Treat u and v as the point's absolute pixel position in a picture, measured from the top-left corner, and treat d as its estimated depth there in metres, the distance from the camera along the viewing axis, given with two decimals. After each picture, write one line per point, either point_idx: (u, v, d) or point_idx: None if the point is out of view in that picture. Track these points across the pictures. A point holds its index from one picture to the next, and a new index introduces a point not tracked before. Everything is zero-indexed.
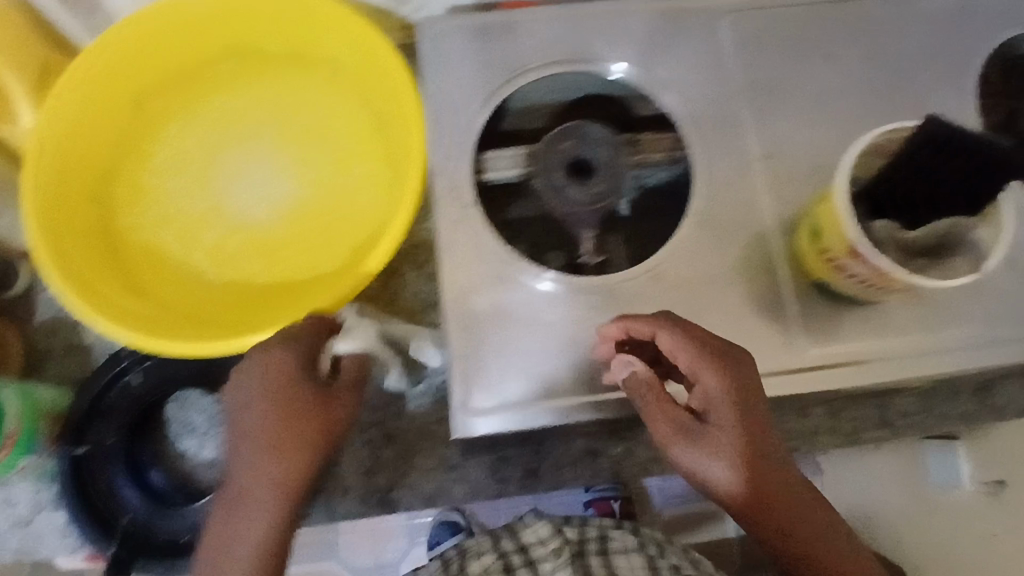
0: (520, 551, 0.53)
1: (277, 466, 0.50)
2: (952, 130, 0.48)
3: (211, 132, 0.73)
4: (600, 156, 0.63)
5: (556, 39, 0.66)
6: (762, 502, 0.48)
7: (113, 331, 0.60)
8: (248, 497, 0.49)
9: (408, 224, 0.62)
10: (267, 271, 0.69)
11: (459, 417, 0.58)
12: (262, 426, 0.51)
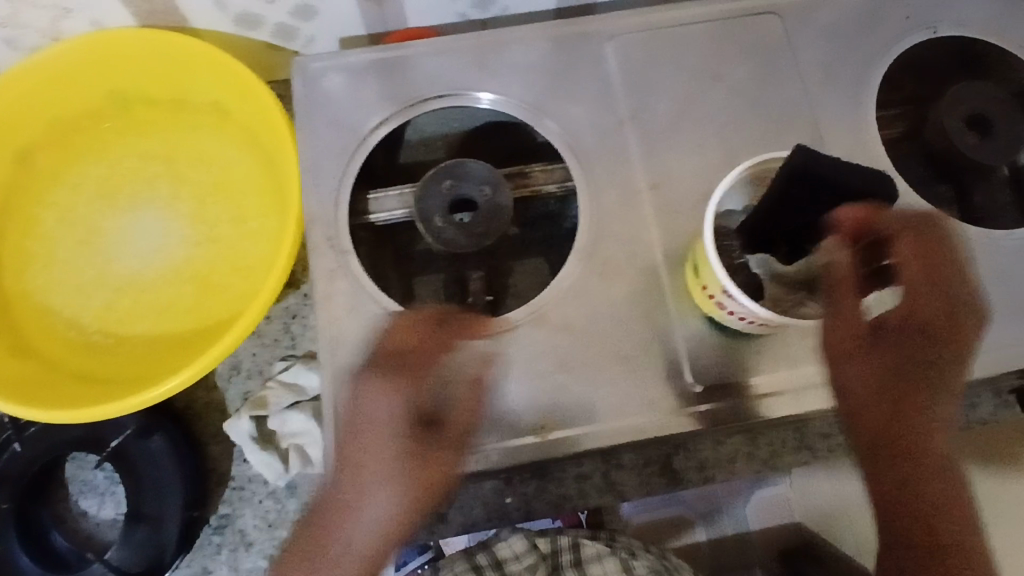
0: (496, 565, 0.74)
1: (394, 461, 0.55)
2: (826, 164, 0.50)
3: (105, 187, 0.76)
4: (481, 195, 0.61)
5: (436, 73, 0.64)
6: (882, 418, 0.51)
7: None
8: (382, 482, 0.55)
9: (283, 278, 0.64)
10: (160, 324, 0.72)
11: (338, 476, 0.56)
12: (396, 415, 0.55)
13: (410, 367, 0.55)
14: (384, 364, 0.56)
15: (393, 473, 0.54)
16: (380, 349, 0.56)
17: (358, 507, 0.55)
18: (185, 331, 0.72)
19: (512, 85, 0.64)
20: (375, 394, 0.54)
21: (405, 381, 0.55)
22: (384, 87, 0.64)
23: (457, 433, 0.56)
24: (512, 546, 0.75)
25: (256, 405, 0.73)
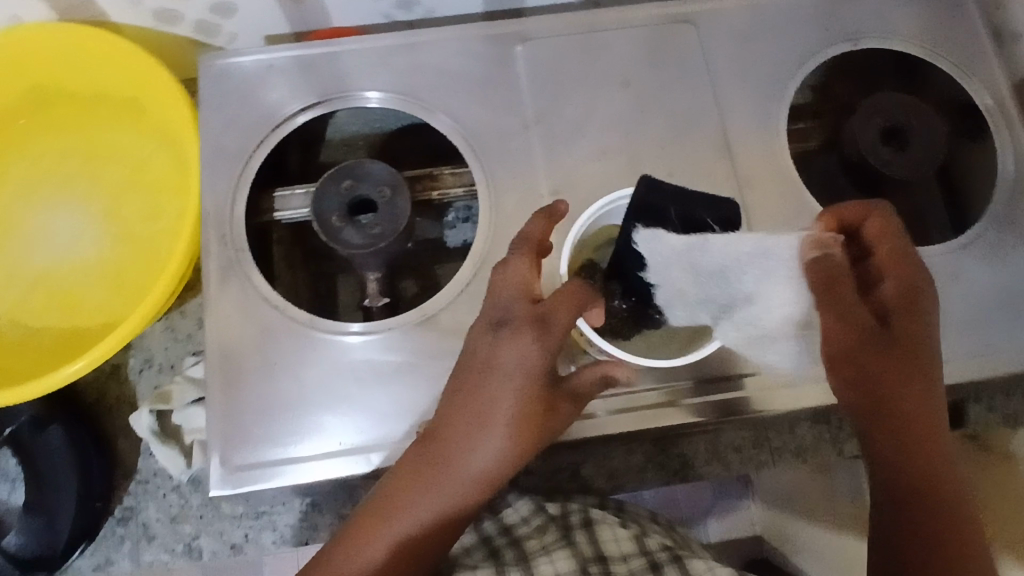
0: (503, 532, 0.61)
1: (512, 432, 0.49)
2: (667, 193, 0.54)
3: (19, 180, 0.72)
4: (379, 196, 0.61)
5: (343, 75, 0.65)
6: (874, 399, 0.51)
7: None
8: (468, 448, 0.49)
9: (179, 269, 0.62)
10: (65, 317, 0.69)
11: (219, 473, 0.56)
12: (520, 384, 0.49)
13: (553, 321, 0.49)
14: (517, 317, 0.49)
15: (507, 431, 0.49)
16: (519, 303, 0.50)
17: (462, 461, 0.49)
18: (94, 327, 0.68)
19: (421, 88, 0.65)
20: (517, 342, 0.48)
21: (554, 336, 0.49)
22: (295, 86, 0.65)
23: (574, 388, 0.53)
24: (517, 509, 0.62)
25: (158, 399, 0.66)
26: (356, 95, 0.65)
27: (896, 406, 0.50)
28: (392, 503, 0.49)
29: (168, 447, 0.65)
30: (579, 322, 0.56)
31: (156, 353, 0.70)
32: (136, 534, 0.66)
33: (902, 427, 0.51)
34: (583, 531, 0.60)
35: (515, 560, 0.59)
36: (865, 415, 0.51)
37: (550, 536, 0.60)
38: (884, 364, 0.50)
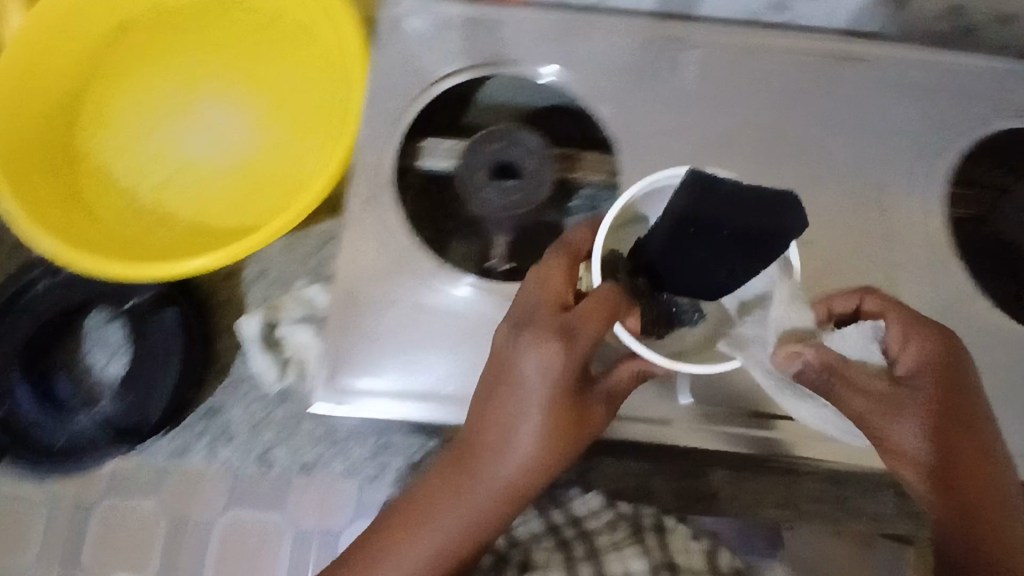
0: (573, 523, 0.62)
1: (540, 443, 0.49)
2: (716, 202, 0.44)
3: (184, 76, 0.73)
4: (528, 165, 0.61)
5: (518, 43, 0.66)
6: (948, 474, 0.47)
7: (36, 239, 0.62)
8: (497, 456, 0.50)
9: (320, 197, 0.63)
10: (197, 215, 0.71)
11: (322, 391, 0.58)
12: (546, 395, 0.48)
13: (578, 333, 0.46)
14: (542, 325, 0.47)
15: (533, 443, 0.49)
16: (545, 309, 0.48)
17: (492, 470, 0.50)
18: (220, 231, 0.69)
19: (590, 72, 0.66)
20: (541, 352, 0.47)
21: (578, 349, 0.47)
22: (467, 42, 0.66)
23: (608, 392, 0.51)
24: (587, 502, 0.63)
25: (269, 309, 0.68)
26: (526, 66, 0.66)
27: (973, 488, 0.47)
28: (425, 503, 0.51)
29: (268, 355, 0.67)
30: (619, 329, 0.48)
31: (273, 268, 0.73)
32: (216, 432, 0.69)
33: (974, 507, 0.47)
34: (654, 535, 0.61)
35: (585, 553, 0.59)
36: (942, 489, 0.47)
37: (619, 530, 0.61)
38: (954, 438, 0.47)
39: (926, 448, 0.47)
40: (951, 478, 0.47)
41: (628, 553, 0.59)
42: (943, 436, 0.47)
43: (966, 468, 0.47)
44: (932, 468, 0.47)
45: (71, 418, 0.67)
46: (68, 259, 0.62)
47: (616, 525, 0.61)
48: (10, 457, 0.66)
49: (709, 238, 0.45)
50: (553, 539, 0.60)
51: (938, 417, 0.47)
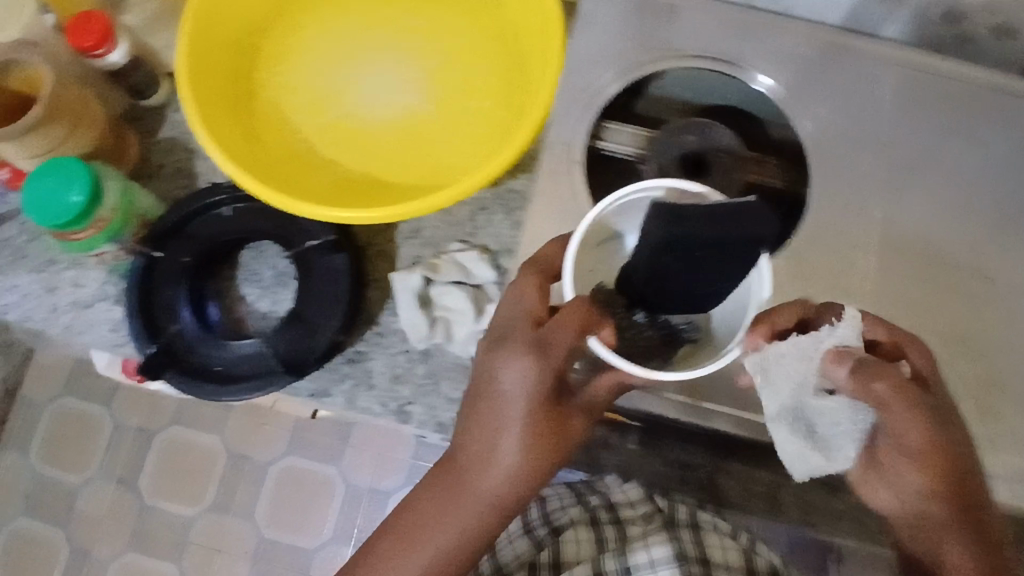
0: (609, 507, 0.73)
1: (526, 457, 0.51)
2: (693, 224, 0.45)
3: (363, 26, 0.74)
4: (721, 160, 0.61)
5: (713, 36, 0.65)
6: (959, 490, 0.49)
7: (223, 163, 0.61)
8: (484, 471, 0.52)
9: (514, 157, 0.59)
10: (367, 165, 0.70)
11: None
12: (522, 409, 0.50)
13: (552, 347, 0.48)
14: (519, 342, 0.49)
15: (517, 456, 0.51)
16: (522, 328, 0.50)
17: (478, 485, 0.52)
18: (389, 186, 0.69)
19: (785, 74, 0.65)
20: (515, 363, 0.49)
21: (552, 361, 0.49)
22: (662, 29, 0.65)
23: (588, 403, 0.53)
24: (625, 492, 0.74)
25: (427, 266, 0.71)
26: (724, 59, 0.65)
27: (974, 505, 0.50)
28: (418, 523, 0.53)
29: (421, 312, 0.69)
30: (591, 341, 0.47)
31: (427, 228, 0.73)
32: (357, 379, 0.69)
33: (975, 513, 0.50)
34: (687, 529, 0.70)
35: (617, 543, 0.69)
36: (953, 497, 0.49)
37: (652, 523, 0.70)
38: (960, 464, 0.49)
39: (942, 480, 0.49)
40: (958, 491, 0.49)
41: (652, 543, 0.66)
42: (961, 463, 0.49)
43: (971, 487, 0.50)
44: (937, 483, 0.49)
45: (229, 343, 0.65)
46: (253, 188, 0.61)
47: (651, 518, 0.70)
48: (162, 372, 0.64)
49: (687, 260, 0.46)
50: (588, 525, 0.71)
51: (942, 453, 0.48)
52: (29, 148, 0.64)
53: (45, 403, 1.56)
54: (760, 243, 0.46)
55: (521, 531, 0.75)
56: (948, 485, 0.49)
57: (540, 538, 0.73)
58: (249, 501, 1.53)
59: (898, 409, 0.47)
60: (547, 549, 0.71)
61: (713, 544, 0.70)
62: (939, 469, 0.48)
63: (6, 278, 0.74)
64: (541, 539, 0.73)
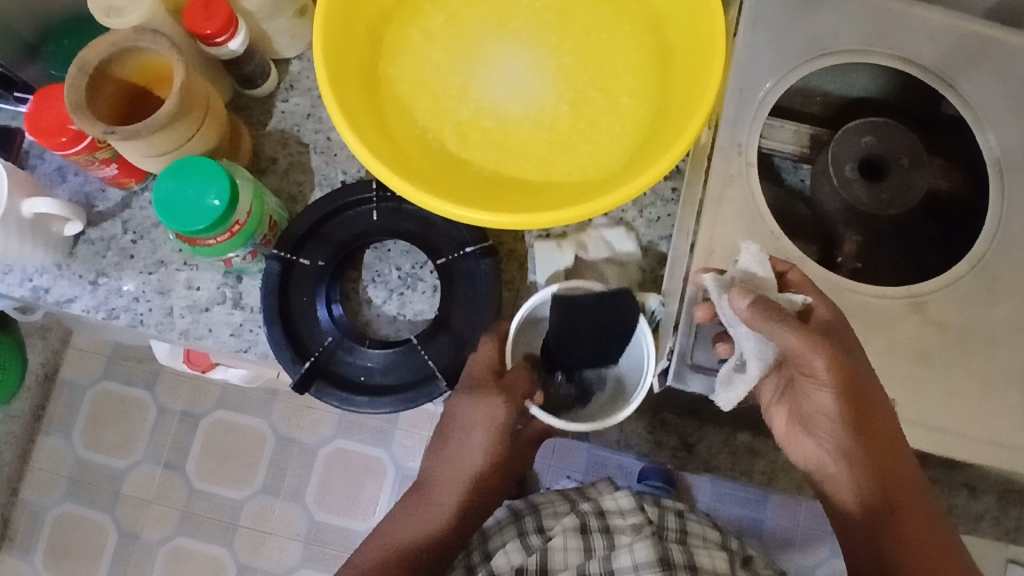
0: (601, 514, 0.73)
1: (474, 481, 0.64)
2: (584, 305, 0.58)
3: (491, 16, 0.71)
4: (899, 165, 0.59)
5: (870, 29, 0.61)
6: (862, 424, 0.54)
7: (364, 155, 0.58)
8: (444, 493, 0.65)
9: (680, 157, 0.55)
10: (499, 164, 0.67)
11: (674, 366, 0.58)
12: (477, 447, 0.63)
13: (512, 386, 0.59)
14: (485, 386, 0.59)
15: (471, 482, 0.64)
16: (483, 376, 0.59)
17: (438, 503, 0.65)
18: (525, 182, 0.66)
19: (957, 72, 0.61)
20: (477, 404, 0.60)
21: (512, 402, 0.60)
22: (828, 22, 0.61)
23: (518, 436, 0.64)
24: (617, 501, 0.74)
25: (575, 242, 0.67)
26: (878, 52, 0.61)
27: (881, 434, 0.54)
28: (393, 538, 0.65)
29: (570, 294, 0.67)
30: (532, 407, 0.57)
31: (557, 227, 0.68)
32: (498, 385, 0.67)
33: (877, 450, 0.55)
34: (677, 538, 0.73)
35: (604, 546, 0.69)
36: (856, 428, 0.54)
37: (640, 534, 0.70)
38: (866, 396, 0.53)
39: (844, 409, 0.53)
40: (860, 420, 0.54)
41: (636, 545, 0.68)
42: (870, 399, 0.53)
43: (875, 418, 0.53)
44: (841, 414, 0.54)
45: (372, 350, 0.63)
46: (395, 181, 0.58)
47: (640, 528, 0.71)
48: (310, 383, 0.62)
49: (590, 325, 0.59)
50: (580, 533, 0.70)
51: (846, 384, 0.52)
52: (157, 146, 0.59)
53: (88, 386, 1.47)
54: (632, 314, 0.59)
55: (515, 538, 0.73)
56: (856, 412, 0.53)
57: (528, 531, 0.73)
58: (299, 482, 1.41)
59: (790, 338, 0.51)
60: (535, 554, 0.70)
61: (702, 553, 0.72)
62: (842, 396, 0.53)
63: (113, 280, 0.70)
64: (534, 545, 0.71)
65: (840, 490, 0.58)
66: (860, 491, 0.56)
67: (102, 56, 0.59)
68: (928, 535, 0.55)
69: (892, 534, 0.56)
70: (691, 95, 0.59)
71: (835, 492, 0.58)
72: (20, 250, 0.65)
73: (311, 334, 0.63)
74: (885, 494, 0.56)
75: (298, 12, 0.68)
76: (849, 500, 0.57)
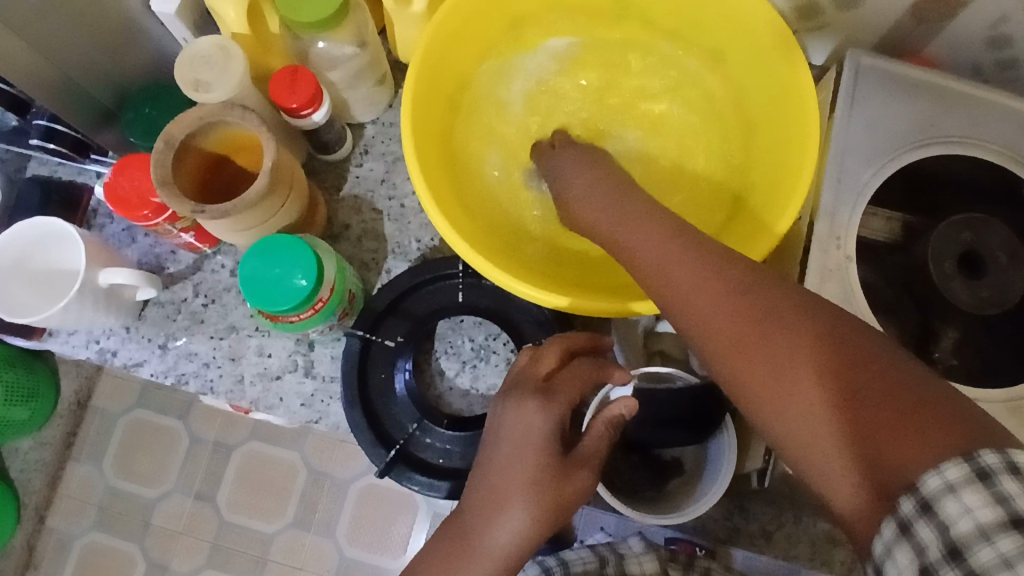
0: None
1: (523, 506, 0.49)
2: (665, 402, 0.59)
3: (567, 86, 0.71)
4: (997, 261, 0.61)
5: (961, 121, 0.61)
6: (757, 329, 0.41)
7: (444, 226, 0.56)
8: (493, 519, 0.49)
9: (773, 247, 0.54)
10: (577, 236, 0.67)
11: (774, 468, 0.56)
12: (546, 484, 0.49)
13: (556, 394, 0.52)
14: (520, 391, 0.52)
15: (535, 494, 0.49)
16: (534, 379, 0.53)
17: (484, 533, 0.49)
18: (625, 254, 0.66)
19: None
20: (518, 408, 0.51)
21: (557, 406, 0.51)
22: (919, 114, 0.61)
23: (589, 454, 0.51)
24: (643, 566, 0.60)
25: None
26: (970, 141, 0.61)
27: (805, 335, 0.40)
28: None
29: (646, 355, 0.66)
30: (642, 516, 0.57)
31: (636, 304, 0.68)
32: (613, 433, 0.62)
33: (791, 359, 0.40)
34: None
35: None
36: (749, 338, 0.41)
37: None
38: (762, 302, 0.42)
39: (707, 297, 0.43)
40: (756, 328, 0.41)
41: None
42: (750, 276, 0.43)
43: (771, 308, 0.41)
44: (720, 324, 0.42)
45: (450, 432, 0.62)
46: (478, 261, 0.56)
47: None
48: (392, 468, 0.61)
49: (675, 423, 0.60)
50: None
51: (721, 287, 0.43)
52: (242, 223, 0.58)
53: (120, 414, 1.43)
54: (718, 415, 0.60)
55: None
56: (732, 301, 0.42)
57: None
58: (330, 517, 1.36)
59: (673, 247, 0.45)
60: None
61: None
62: (701, 282, 0.43)
63: (182, 344, 0.69)
64: None
65: (779, 450, 0.41)
66: (787, 435, 0.40)
67: (188, 129, 0.58)
68: (885, 459, 0.36)
69: (877, 494, 0.37)
70: (784, 178, 0.58)
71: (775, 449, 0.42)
72: (94, 317, 0.64)
73: (390, 414, 0.63)
74: (818, 425, 0.39)
75: (378, 81, 0.68)
76: (772, 436, 0.41)
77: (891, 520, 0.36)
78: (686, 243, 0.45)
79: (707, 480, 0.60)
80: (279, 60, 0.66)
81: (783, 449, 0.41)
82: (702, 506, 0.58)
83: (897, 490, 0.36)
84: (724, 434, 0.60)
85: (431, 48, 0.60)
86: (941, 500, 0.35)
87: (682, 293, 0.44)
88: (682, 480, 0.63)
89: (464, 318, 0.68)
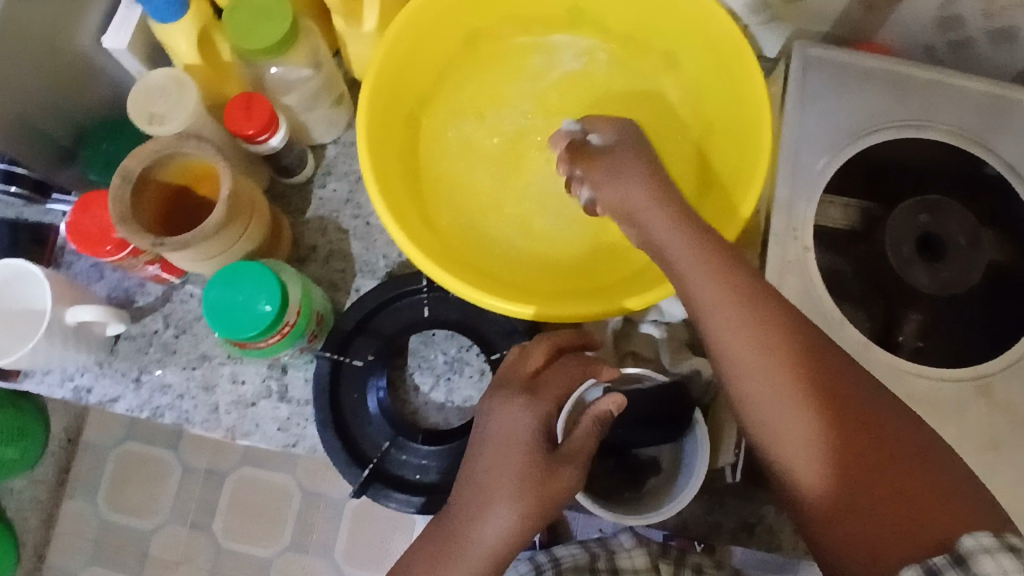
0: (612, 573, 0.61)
1: (506, 509, 0.49)
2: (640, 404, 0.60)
3: (526, 96, 0.72)
4: (959, 246, 0.60)
5: (913, 106, 0.62)
6: (819, 383, 0.45)
7: (406, 241, 0.57)
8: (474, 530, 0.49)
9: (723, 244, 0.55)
10: (541, 243, 0.67)
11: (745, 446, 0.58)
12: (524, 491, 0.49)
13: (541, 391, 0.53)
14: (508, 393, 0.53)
15: (516, 497, 0.49)
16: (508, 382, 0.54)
17: (471, 539, 0.49)
18: (585, 259, 0.66)
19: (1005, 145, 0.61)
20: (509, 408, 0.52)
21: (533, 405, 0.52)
22: (870, 101, 0.62)
23: (577, 453, 0.51)
24: (633, 559, 0.62)
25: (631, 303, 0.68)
26: (924, 124, 0.61)
27: (859, 399, 0.45)
28: None
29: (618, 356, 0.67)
30: (619, 518, 0.57)
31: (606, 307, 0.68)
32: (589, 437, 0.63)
33: (844, 415, 0.44)
34: None
35: None
36: (808, 387, 0.45)
37: None
38: (820, 357, 0.45)
39: (767, 344, 0.45)
40: (809, 378, 0.45)
41: None
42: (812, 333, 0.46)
43: (829, 367, 0.45)
44: (781, 370, 0.45)
45: (426, 447, 0.62)
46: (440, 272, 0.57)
47: None
48: (368, 487, 0.61)
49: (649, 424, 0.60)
50: None
51: (783, 335, 0.46)
52: (205, 252, 0.58)
53: (110, 447, 1.43)
54: (690, 413, 0.60)
55: None
56: (791, 353, 0.45)
57: None
58: (326, 538, 1.35)
59: (722, 284, 0.47)
60: None
61: None
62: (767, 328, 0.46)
63: (155, 376, 0.69)
64: None
65: (800, 487, 0.45)
66: (821, 477, 0.44)
67: (145, 163, 0.58)
68: (919, 518, 0.42)
69: (903, 549, 0.42)
70: (740, 173, 0.59)
71: (793, 486, 0.45)
72: (64, 356, 0.64)
73: (365, 433, 0.63)
74: (856, 476, 0.43)
75: (335, 102, 0.68)
76: (799, 475, 0.45)
77: (918, 565, 0.41)
78: (747, 284, 0.47)
79: (683, 477, 0.60)
80: (234, 87, 0.66)
81: (810, 489, 0.44)
82: (679, 503, 0.58)
83: (930, 548, 0.41)
84: (697, 431, 0.60)
85: (383, 66, 0.60)
86: (977, 558, 0.39)
87: (736, 337, 0.46)
88: (659, 478, 0.63)
89: (437, 332, 0.69)
